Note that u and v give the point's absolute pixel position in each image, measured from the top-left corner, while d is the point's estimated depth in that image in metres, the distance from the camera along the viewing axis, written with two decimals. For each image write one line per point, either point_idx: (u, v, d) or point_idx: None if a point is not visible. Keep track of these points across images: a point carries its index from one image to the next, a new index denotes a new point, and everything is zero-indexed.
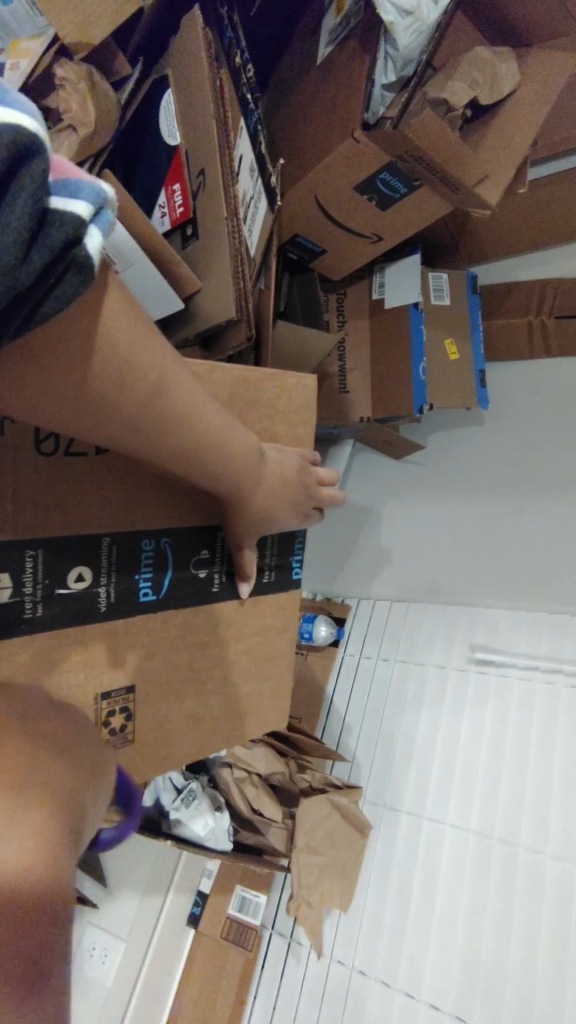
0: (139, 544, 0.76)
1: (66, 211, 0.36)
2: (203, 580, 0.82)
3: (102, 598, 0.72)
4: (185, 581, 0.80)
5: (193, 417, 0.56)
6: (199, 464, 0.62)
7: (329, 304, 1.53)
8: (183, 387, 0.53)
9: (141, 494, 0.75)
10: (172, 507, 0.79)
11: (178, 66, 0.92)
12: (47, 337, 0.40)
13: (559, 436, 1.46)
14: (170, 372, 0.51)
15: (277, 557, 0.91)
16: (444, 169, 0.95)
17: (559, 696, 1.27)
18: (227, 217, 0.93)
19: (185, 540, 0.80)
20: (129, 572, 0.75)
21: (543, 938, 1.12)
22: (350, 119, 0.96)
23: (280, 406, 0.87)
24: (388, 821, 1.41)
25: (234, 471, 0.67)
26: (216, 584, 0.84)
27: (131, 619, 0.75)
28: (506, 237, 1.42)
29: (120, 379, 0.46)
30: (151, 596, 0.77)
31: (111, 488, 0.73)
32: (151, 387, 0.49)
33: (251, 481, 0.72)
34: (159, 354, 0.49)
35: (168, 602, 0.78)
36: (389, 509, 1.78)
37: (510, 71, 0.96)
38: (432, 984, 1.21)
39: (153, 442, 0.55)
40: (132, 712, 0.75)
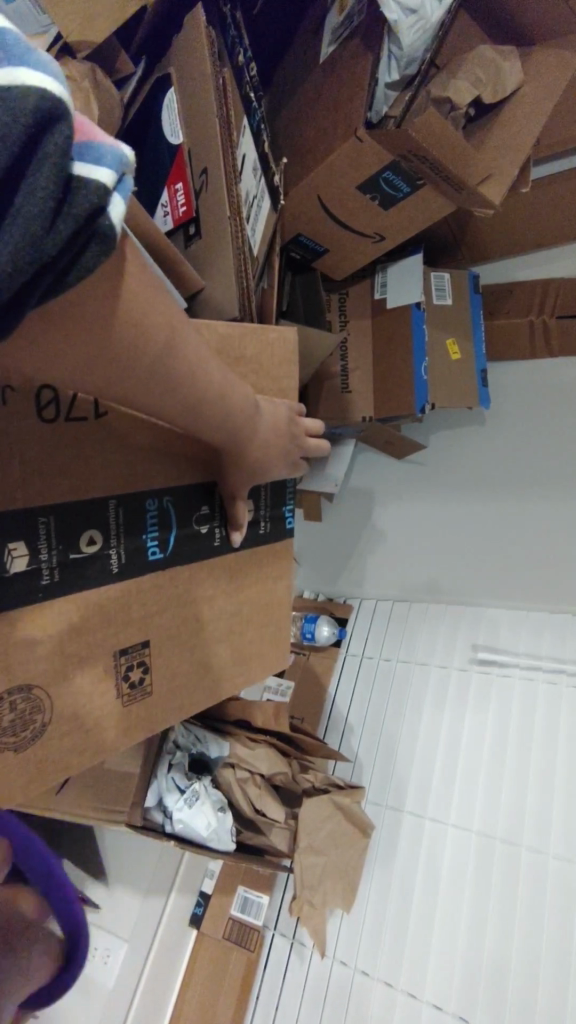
0: (144, 505, 0.76)
1: (91, 182, 0.36)
2: (205, 536, 0.84)
3: (113, 560, 0.73)
4: (187, 536, 0.81)
5: (198, 382, 0.57)
6: (201, 419, 0.63)
7: (331, 304, 1.53)
8: (190, 344, 0.53)
9: (143, 458, 0.75)
10: (173, 465, 0.79)
11: (181, 64, 0.92)
12: (69, 305, 0.41)
13: (561, 436, 1.45)
14: (180, 332, 0.51)
15: (271, 508, 0.93)
16: (447, 168, 0.95)
17: (562, 697, 1.27)
18: (230, 216, 0.93)
19: (185, 495, 0.81)
20: (135, 533, 0.75)
21: (545, 938, 1.12)
22: (352, 118, 0.96)
23: (264, 362, 0.88)
24: (390, 821, 1.41)
25: (227, 424, 0.67)
26: (217, 540, 0.85)
27: (143, 577, 0.76)
28: (508, 236, 1.41)
29: (133, 343, 0.46)
30: (160, 556, 0.78)
31: (115, 450, 0.73)
32: (162, 346, 0.49)
33: (247, 430, 0.71)
34: (169, 317, 0.49)
35: (175, 560, 0.80)
36: (391, 508, 1.78)
37: (514, 70, 0.95)
38: (435, 984, 1.21)
39: (163, 399, 0.55)
40: (148, 665, 0.78)
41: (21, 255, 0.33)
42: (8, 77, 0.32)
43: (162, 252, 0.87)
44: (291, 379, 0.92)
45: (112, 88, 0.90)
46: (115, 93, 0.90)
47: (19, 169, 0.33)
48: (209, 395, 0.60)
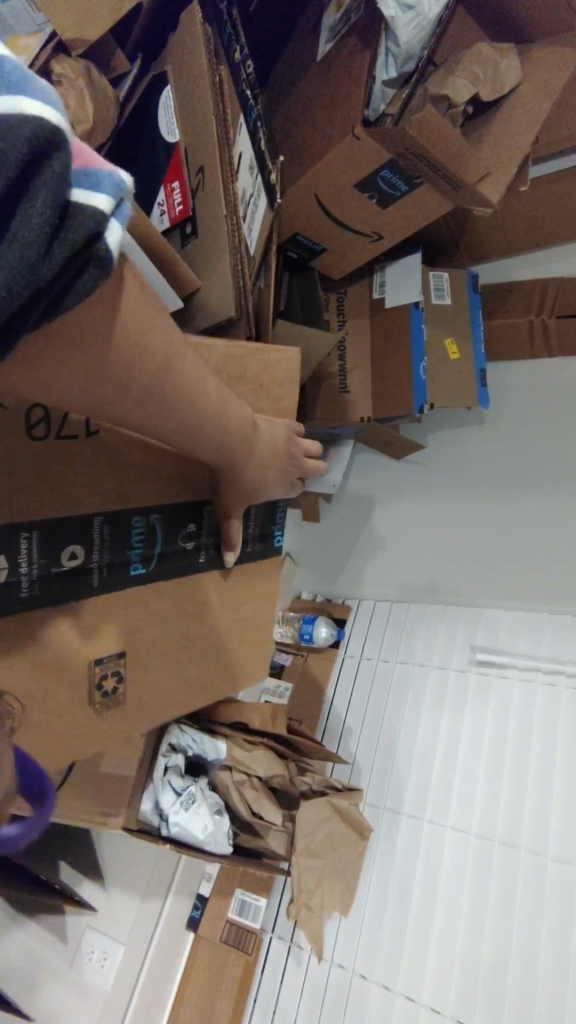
0: (129, 524, 0.81)
1: (88, 208, 0.35)
2: (189, 554, 0.89)
3: (94, 574, 0.78)
4: (171, 553, 0.86)
5: (193, 402, 0.56)
6: (197, 438, 0.62)
7: (330, 303, 1.52)
8: (187, 365, 0.53)
9: (129, 478, 0.80)
10: (161, 483, 0.83)
11: (178, 65, 0.92)
12: (67, 326, 0.39)
13: (561, 436, 1.44)
14: (176, 353, 0.50)
15: (259, 531, 0.98)
16: (445, 167, 0.95)
17: (561, 697, 1.26)
18: (227, 214, 0.92)
19: (172, 515, 0.85)
20: (120, 548, 0.80)
21: (545, 940, 1.11)
22: (350, 117, 0.95)
23: (262, 379, 0.87)
24: (389, 824, 1.40)
25: (223, 442, 0.66)
26: (201, 558, 0.90)
27: (119, 592, 0.81)
28: (507, 234, 1.40)
29: (129, 366, 0.46)
30: (141, 572, 0.83)
31: (102, 470, 0.77)
32: (158, 370, 0.49)
33: (244, 449, 0.71)
34: (167, 338, 0.48)
35: (155, 579, 0.85)
36: (390, 509, 1.77)
37: (512, 67, 0.94)
38: (433, 985, 1.21)
39: (152, 421, 0.54)
40: (123, 673, 0.82)
41: (16, 282, 0.32)
42: (6, 105, 0.32)
43: (159, 253, 0.87)
44: (289, 379, 0.91)
45: (107, 86, 0.88)
46: (109, 91, 0.89)
47: (16, 196, 0.32)
48: (207, 411, 0.59)
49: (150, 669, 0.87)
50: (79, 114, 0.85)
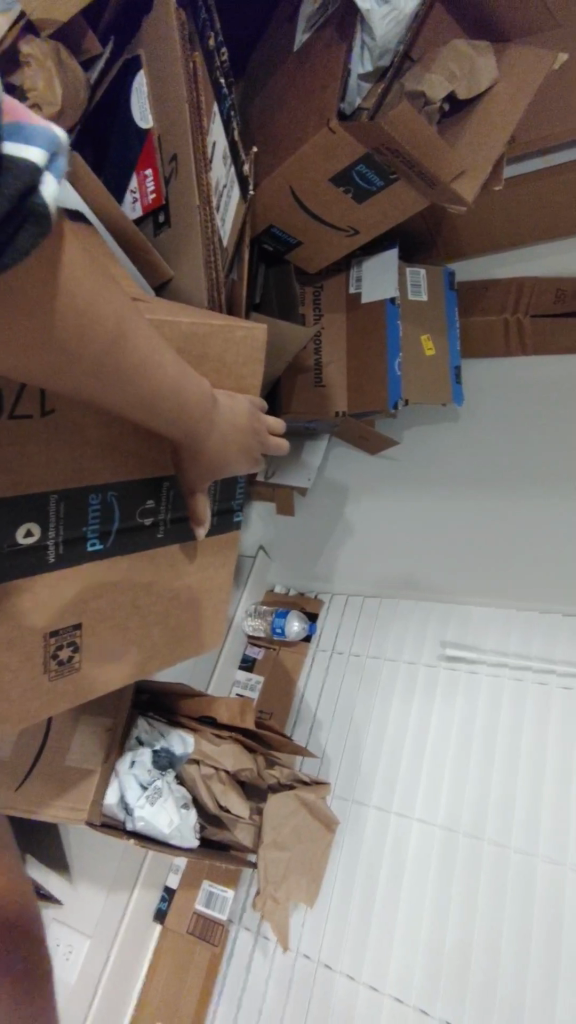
0: (86, 499, 0.79)
1: (22, 158, 0.35)
2: (149, 529, 0.87)
3: (50, 550, 0.76)
4: (130, 530, 0.85)
5: (149, 376, 0.57)
6: (156, 414, 0.63)
7: (306, 296, 1.51)
8: (141, 335, 0.54)
9: (89, 454, 0.78)
10: (120, 461, 0.82)
11: (152, 48, 0.89)
12: (12, 286, 0.41)
13: (532, 435, 1.46)
14: (128, 325, 0.51)
15: (219, 503, 1.01)
16: (420, 164, 0.95)
17: (526, 693, 1.28)
18: (199, 202, 0.91)
19: (130, 492, 0.84)
20: (76, 525, 0.78)
21: (506, 930, 1.13)
22: (325, 109, 0.94)
23: (228, 360, 0.87)
24: (357, 816, 1.42)
25: (184, 420, 0.67)
26: (161, 531, 0.89)
27: (79, 569, 0.79)
28: (484, 231, 1.41)
29: (80, 335, 0.47)
30: (99, 548, 0.81)
31: (60, 448, 0.75)
32: (111, 342, 0.50)
33: (205, 425, 0.70)
34: (117, 309, 0.50)
35: (114, 552, 0.83)
36: (365, 504, 1.78)
37: (489, 65, 0.93)
38: (396, 975, 1.23)
39: (107, 395, 0.56)
40: (79, 643, 0.80)
41: None
42: None
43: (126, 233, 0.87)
44: (253, 360, 0.90)
45: (77, 67, 0.86)
46: (80, 72, 0.86)
47: None
48: (166, 388, 0.60)
49: (116, 664, 0.86)
50: (47, 96, 0.82)
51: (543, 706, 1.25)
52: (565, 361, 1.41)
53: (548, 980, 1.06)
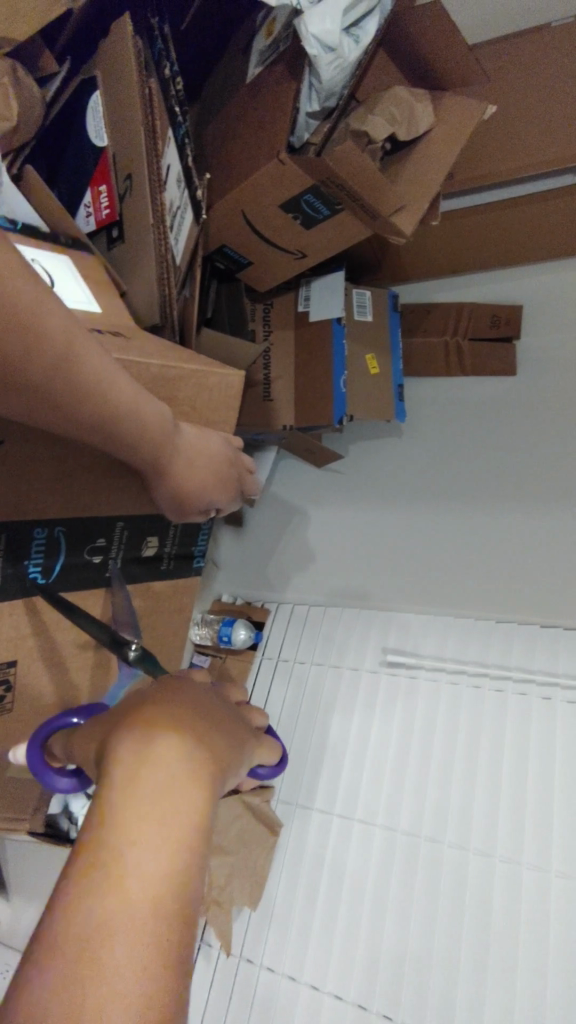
0: (31, 531, 0.79)
1: None
2: (97, 565, 0.88)
3: None
4: (76, 564, 0.85)
5: (99, 396, 0.60)
6: (115, 439, 0.66)
7: (256, 312, 1.56)
8: (92, 357, 0.58)
9: (40, 492, 0.77)
10: (72, 499, 0.81)
11: (107, 70, 0.93)
12: None
13: (468, 451, 1.55)
14: (73, 342, 0.55)
15: (178, 546, 1.00)
16: (363, 198, 1.02)
17: (462, 697, 1.35)
18: (153, 223, 0.94)
19: (80, 529, 0.84)
20: (17, 556, 0.78)
21: (440, 924, 1.19)
22: (275, 140, 1.00)
23: (200, 402, 0.87)
24: (300, 821, 1.45)
25: (145, 446, 0.69)
26: (110, 570, 0.90)
27: (17, 600, 0.79)
28: (426, 259, 1.49)
29: (25, 352, 0.51)
30: (40, 580, 0.82)
31: (7, 481, 0.73)
32: (54, 362, 0.54)
33: (167, 451, 0.73)
34: (60, 325, 0.53)
35: (56, 586, 0.83)
36: (312, 514, 1.83)
37: (426, 110, 1.00)
38: (336, 975, 1.27)
39: (58, 414, 0.58)
40: (12, 682, 0.80)
41: None
42: None
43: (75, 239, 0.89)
44: (231, 400, 0.91)
45: (34, 86, 0.88)
46: (37, 91, 0.89)
47: None
48: (120, 409, 0.63)
49: (64, 675, 0.87)
50: (2, 112, 0.85)
51: (478, 709, 1.31)
52: (499, 383, 1.51)
53: (478, 967, 1.13)
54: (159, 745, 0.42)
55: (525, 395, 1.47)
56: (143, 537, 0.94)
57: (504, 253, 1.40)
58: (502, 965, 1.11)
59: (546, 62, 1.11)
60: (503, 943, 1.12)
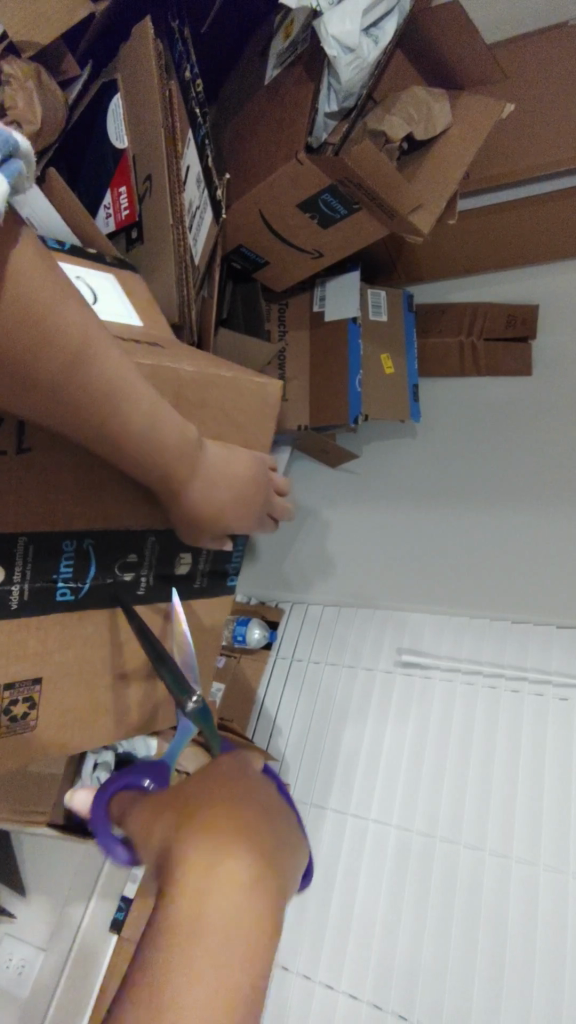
0: (60, 543, 0.79)
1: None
2: (128, 582, 0.87)
3: (14, 593, 0.75)
4: (107, 580, 0.85)
5: (121, 397, 0.61)
6: (129, 449, 0.66)
7: (271, 312, 1.56)
8: (106, 357, 0.58)
9: (68, 495, 0.77)
10: (98, 509, 0.81)
11: (127, 74, 0.94)
12: None
13: (485, 451, 1.54)
14: (91, 342, 0.55)
15: (210, 566, 0.99)
16: (382, 198, 1.03)
17: (476, 697, 1.34)
18: (173, 223, 0.95)
19: (108, 545, 0.84)
20: (46, 571, 0.78)
21: (455, 926, 1.18)
22: (295, 141, 1.00)
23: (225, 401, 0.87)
24: (314, 821, 1.45)
25: (161, 458, 0.70)
26: (142, 586, 0.89)
27: (46, 614, 0.78)
28: (441, 259, 1.48)
29: (43, 351, 0.51)
30: (69, 596, 0.80)
31: (34, 493, 0.74)
32: (70, 356, 0.53)
33: (191, 448, 0.73)
34: (80, 324, 0.54)
35: (84, 602, 0.82)
36: (327, 515, 1.83)
37: (443, 111, 1.01)
38: (351, 974, 1.26)
39: (79, 415, 0.58)
40: (36, 700, 0.78)
41: None
42: None
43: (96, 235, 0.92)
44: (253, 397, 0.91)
45: (57, 90, 0.90)
46: (59, 94, 0.90)
47: None
48: (136, 412, 0.63)
49: None
50: (27, 115, 0.86)
51: (492, 711, 1.31)
52: (515, 383, 1.50)
53: (495, 966, 1.12)
54: (206, 907, 0.44)
55: (541, 394, 1.46)
56: (175, 556, 0.93)
57: (520, 252, 1.39)
58: (519, 967, 1.10)
59: (563, 61, 1.11)
60: (519, 944, 1.11)
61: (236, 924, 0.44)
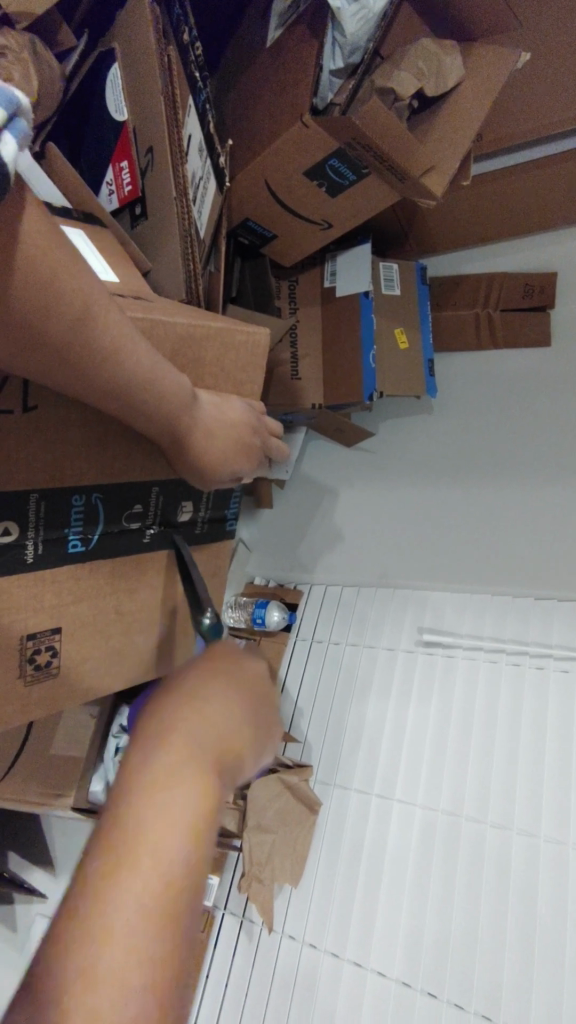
0: (69, 500, 0.78)
1: None
2: (135, 532, 0.87)
3: (28, 549, 0.75)
4: (113, 533, 0.84)
5: (122, 360, 0.59)
6: (136, 409, 0.65)
7: (281, 288, 1.53)
8: (107, 320, 0.56)
9: (74, 453, 0.76)
10: (104, 463, 0.80)
11: (126, 41, 0.91)
12: None
13: (504, 426, 1.50)
14: (95, 301, 0.54)
15: (212, 510, 0.99)
16: (393, 161, 0.99)
17: (500, 677, 1.32)
18: (176, 196, 0.92)
19: (116, 496, 0.83)
20: (57, 525, 0.77)
21: (482, 905, 1.17)
22: (298, 104, 0.97)
23: (229, 369, 0.86)
24: (338, 801, 1.45)
25: (165, 414, 0.68)
26: (147, 536, 0.89)
27: (59, 570, 0.78)
28: (455, 229, 1.44)
29: (43, 314, 0.50)
30: (80, 549, 0.80)
31: (39, 445, 0.72)
32: (74, 317, 0.53)
33: (188, 417, 0.72)
34: (81, 285, 0.52)
35: (96, 552, 0.82)
36: (344, 495, 1.81)
37: (454, 66, 0.97)
38: (378, 953, 1.26)
39: (75, 379, 0.58)
40: (57, 649, 0.79)
41: None
42: None
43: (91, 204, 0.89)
44: (259, 367, 0.89)
45: (53, 59, 0.88)
46: (56, 63, 0.88)
47: None
48: (139, 378, 0.62)
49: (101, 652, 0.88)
50: (25, 88, 0.84)
51: (516, 689, 1.29)
52: (534, 354, 1.45)
53: (524, 947, 1.11)
54: (162, 813, 0.44)
55: (562, 366, 1.41)
56: (177, 504, 0.93)
57: (537, 215, 1.34)
58: (547, 947, 1.09)
59: None
60: (548, 924, 1.10)
61: (192, 817, 0.45)
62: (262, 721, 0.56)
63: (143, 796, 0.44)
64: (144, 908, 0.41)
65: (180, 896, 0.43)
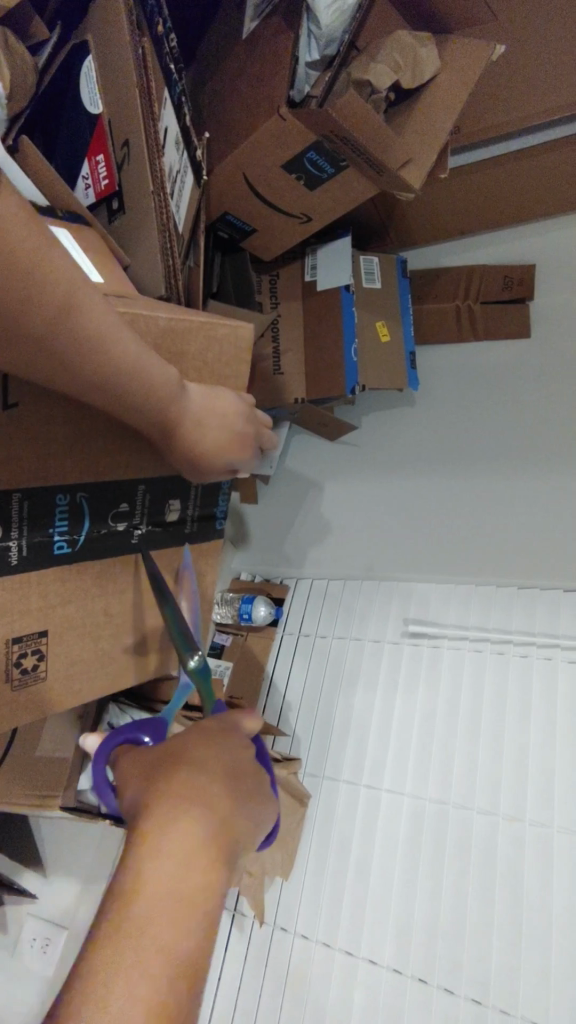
0: (53, 500, 0.78)
1: None
2: (122, 532, 0.86)
3: (13, 550, 0.74)
4: (99, 534, 0.83)
5: (104, 357, 0.59)
6: (119, 405, 0.65)
7: (262, 283, 1.53)
8: (86, 317, 0.56)
9: (56, 452, 0.75)
10: (88, 462, 0.79)
11: (99, 33, 0.90)
12: None
13: (485, 417, 1.51)
14: (76, 296, 0.54)
15: (200, 508, 0.97)
16: (370, 153, 0.98)
17: (485, 665, 1.34)
18: (154, 190, 0.91)
19: (102, 495, 0.83)
20: (42, 526, 0.77)
21: (470, 890, 1.19)
22: (275, 96, 0.97)
23: (212, 365, 0.85)
24: (328, 792, 1.46)
25: (149, 410, 0.68)
26: (136, 536, 0.88)
27: (45, 571, 0.77)
28: (434, 222, 1.45)
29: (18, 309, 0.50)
30: (67, 550, 0.79)
31: (18, 444, 0.72)
32: (53, 314, 0.53)
33: (174, 413, 0.71)
34: (61, 281, 0.52)
35: (84, 552, 0.81)
36: (328, 489, 1.81)
37: (431, 57, 0.96)
38: (369, 940, 1.28)
39: (57, 374, 0.58)
40: (45, 651, 0.78)
41: None
42: None
43: (68, 199, 0.88)
44: (241, 362, 0.89)
45: (25, 52, 0.86)
46: (28, 57, 0.87)
47: None
48: (121, 374, 0.62)
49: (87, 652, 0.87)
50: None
51: (501, 676, 1.31)
52: (514, 345, 1.47)
53: (511, 928, 1.13)
54: (164, 878, 0.49)
55: (541, 356, 1.43)
56: (164, 504, 0.91)
57: (514, 207, 1.35)
58: (534, 927, 1.10)
59: None
60: (535, 905, 1.11)
61: (193, 882, 0.50)
62: (262, 786, 0.60)
63: (149, 857, 0.50)
64: (149, 970, 0.46)
65: (186, 970, 0.47)
